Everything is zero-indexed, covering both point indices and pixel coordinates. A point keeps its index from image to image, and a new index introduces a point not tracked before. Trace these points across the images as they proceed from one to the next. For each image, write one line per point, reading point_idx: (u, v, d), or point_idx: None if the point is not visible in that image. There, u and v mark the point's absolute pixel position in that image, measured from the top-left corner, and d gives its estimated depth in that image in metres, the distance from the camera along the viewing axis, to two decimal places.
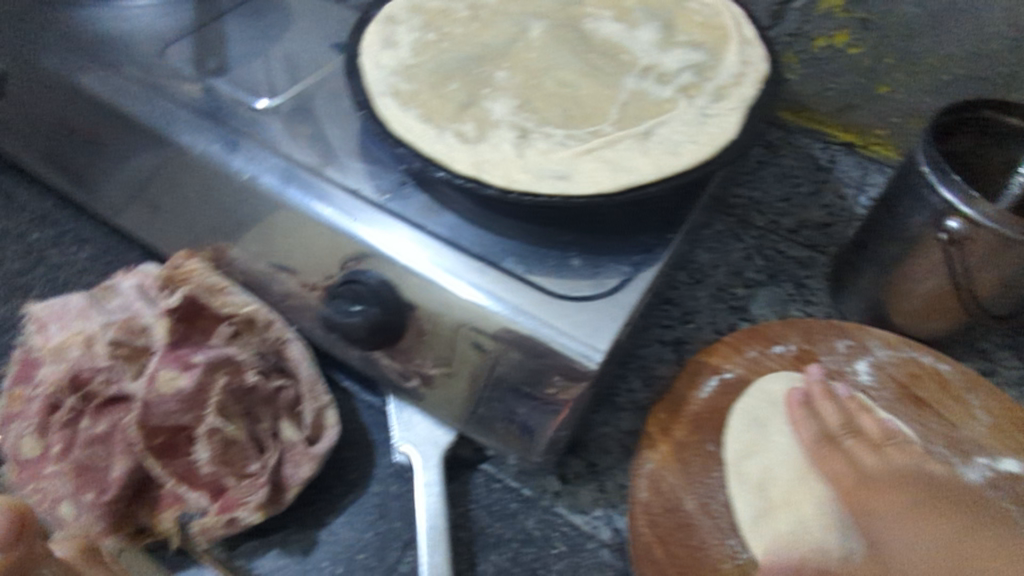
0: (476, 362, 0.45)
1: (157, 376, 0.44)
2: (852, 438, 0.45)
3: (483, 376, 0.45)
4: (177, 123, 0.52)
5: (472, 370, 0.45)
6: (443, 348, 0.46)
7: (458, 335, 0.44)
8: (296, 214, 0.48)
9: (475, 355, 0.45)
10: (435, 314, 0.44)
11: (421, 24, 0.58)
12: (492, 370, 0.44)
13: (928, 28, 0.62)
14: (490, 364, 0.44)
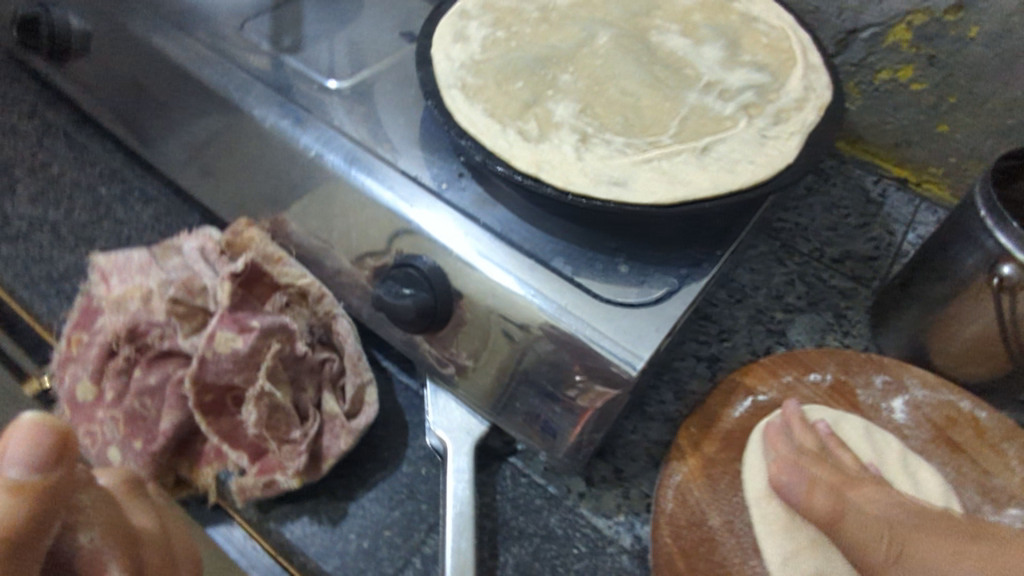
0: (506, 354, 0.46)
1: (215, 336, 0.46)
2: (828, 476, 0.45)
3: (509, 371, 0.47)
4: (249, 95, 0.54)
5: (499, 365, 0.47)
6: (474, 340, 0.47)
7: (489, 326, 0.46)
8: (357, 194, 0.49)
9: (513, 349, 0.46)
10: (482, 305, 0.46)
11: (491, 21, 0.59)
12: (520, 365, 0.46)
13: (997, 71, 0.61)
14: (519, 357, 0.46)
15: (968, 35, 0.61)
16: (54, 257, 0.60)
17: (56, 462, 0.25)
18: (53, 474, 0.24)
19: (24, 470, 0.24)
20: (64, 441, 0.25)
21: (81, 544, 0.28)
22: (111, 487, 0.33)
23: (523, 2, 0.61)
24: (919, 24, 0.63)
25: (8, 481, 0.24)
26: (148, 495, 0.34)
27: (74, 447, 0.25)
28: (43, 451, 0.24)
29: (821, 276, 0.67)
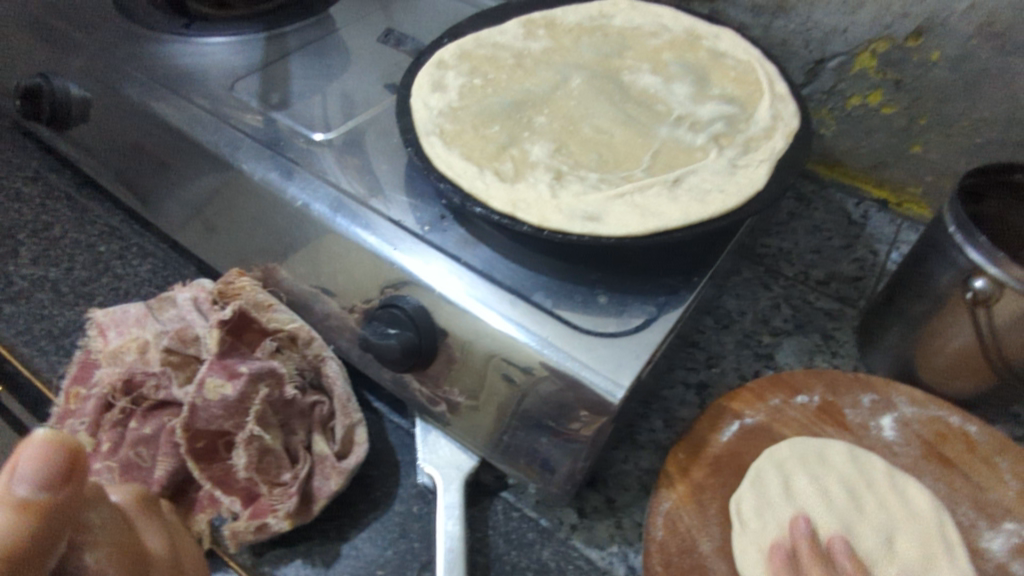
0: (504, 397, 0.47)
1: (205, 382, 0.47)
2: None
3: (508, 412, 0.47)
4: (240, 151, 0.56)
5: (498, 406, 0.48)
6: (471, 381, 0.48)
7: (488, 369, 0.47)
8: (343, 240, 0.51)
9: (504, 387, 0.47)
10: (473, 343, 0.47)
11: (468, 69, 0.61)
12: (519, 405, 0.46)
13: (962, 93, 0.63)
14: (518, 399, 0.46)
15: (931, 59, 0.63)
16: (55, 313, 0.62)
17: (62, 480, 0.25)
18: (60, 492, 0.25)
19: (33, 486, 0.24)
20: (75, 459, 0.25)
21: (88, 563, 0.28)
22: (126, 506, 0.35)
23: (499, 50, 0.64)
24: (883, 51, 0.65)
25: (17, 498, 0.24)
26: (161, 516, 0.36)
27: (82, 464, 0.25)
28: (50, 468, 0.24)
29: (806, 298, 0.68)
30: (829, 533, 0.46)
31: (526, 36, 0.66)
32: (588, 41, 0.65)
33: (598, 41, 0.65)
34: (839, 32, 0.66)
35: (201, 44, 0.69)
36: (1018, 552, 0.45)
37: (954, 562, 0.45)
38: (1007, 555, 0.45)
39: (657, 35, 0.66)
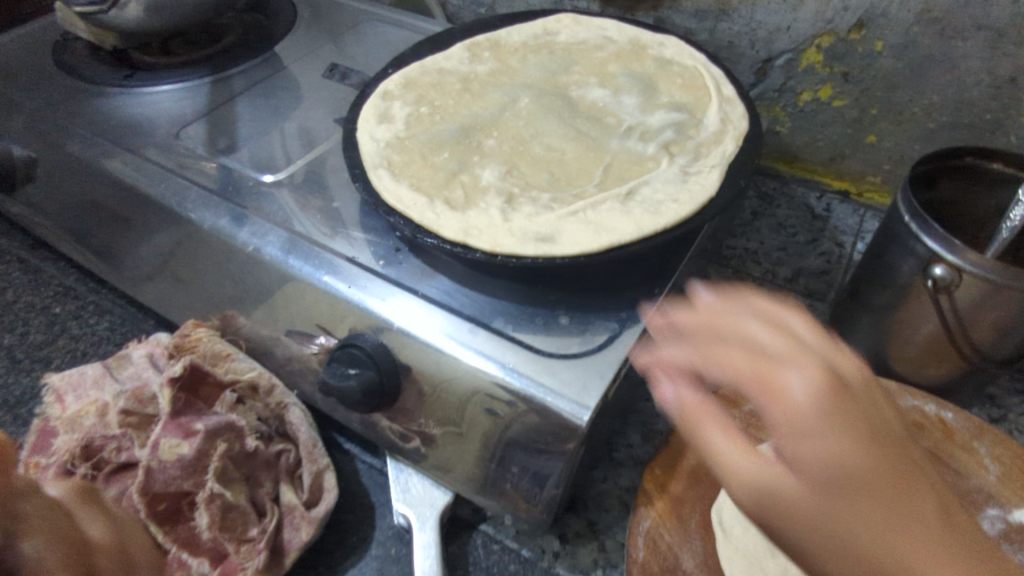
0: (486, 430, 0.45)
1: (160, 444, 0.46)
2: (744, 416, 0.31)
3: (495, 438, 0.45)
4: (188, 200, 0.55)
5: (481, 438, 0.46)
6: (449, 412, 0.47)
7: (468, 405, 0.45)
8: (298, 282, 0.50)
9: (486, 420, 0.45)
10: (453, 381, 0.45)
11: (414, 98, 0.61)
12: (501, 438, 0.45)
13: (909, 81, 0.63)
14: (501, 430, 0.45)
15: (875, 50, 0.63)
16: (11, 381, 0.61)
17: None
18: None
19: None
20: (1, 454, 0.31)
21: (25, 550, 0.30)
22: (63, 496, 0.37)
23: (445, 75, 0.63)
24: (827, 45, 0.65)
25: None
26: (100, 502, 0.39)
27: (10, 459, 0.32)
28: None
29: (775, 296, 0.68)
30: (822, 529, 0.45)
31: (471, 59, 0.65)
32: (533, 59, 0.65)
33: (544, 59, 0.65)
34: (783, 30, 0.66)
35: (146, 94, 0.68)
36: (1002, 538, 0.45)
37: None
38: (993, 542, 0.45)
39: (602, 48, 0.66)
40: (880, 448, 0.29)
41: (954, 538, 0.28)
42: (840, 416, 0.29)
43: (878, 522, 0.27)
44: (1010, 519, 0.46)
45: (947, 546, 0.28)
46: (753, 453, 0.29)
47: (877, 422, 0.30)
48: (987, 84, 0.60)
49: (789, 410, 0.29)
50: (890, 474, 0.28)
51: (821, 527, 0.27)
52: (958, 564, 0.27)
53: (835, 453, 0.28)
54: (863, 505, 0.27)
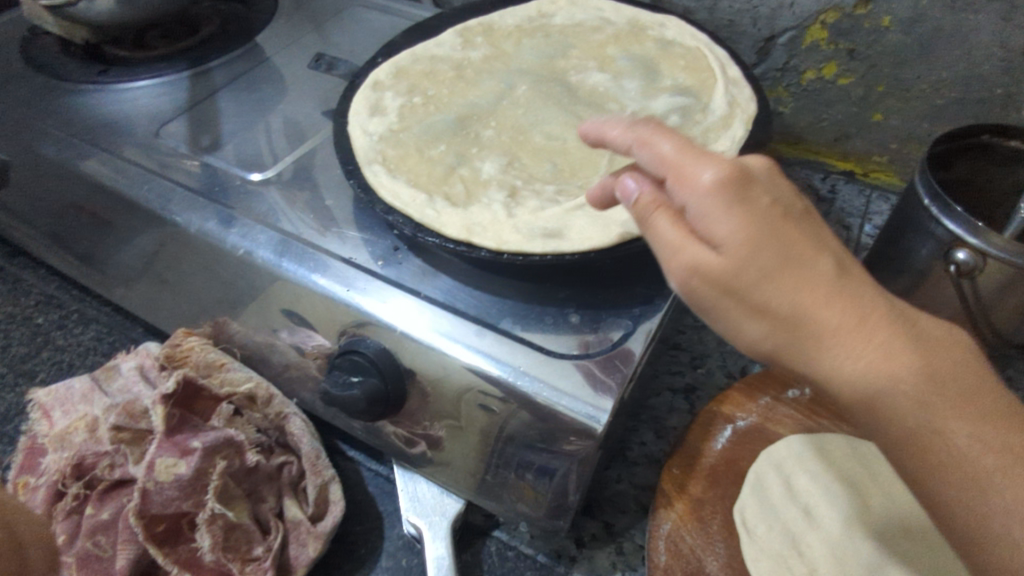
0: (484, 425, 0.44)
1: (155, 463, 0.43)
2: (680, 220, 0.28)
3: (492, 436, 0.44)
4: (172, 203, 0.52)
5: (480, 431, 0.44)
6: (445, 409, 0.45)
7: (463, 400, 0.44)
8: (292, 286, 0.47)
9: (481, 415, 0.44)
10: (446, 377, 0.43)
11: (406, 88, 0.58)
12: (501, 432, 0.43)
13: (917, 57, 0.61)
14: (498, 427, 0.43)
15: (882, 25, 0.61)
16: None
17: None
18: None
19: None
20: None
21: None
22: None
23: (437, 63, 0.60)
24: (832, 21, 0.63)
25: None
26: None
27: None
28: None
29: None
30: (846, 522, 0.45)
31: (464, 46, 0.62)
32: (529, 44, 0.62)
33: (540, 43, 0.62)
34: (785, 7, 0.64)
35: (123, 91, 0.65)
36: None
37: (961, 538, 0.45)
38: None
39: (600, 30, 0.64)
40: (783, 215, 0.27)
41: (859, 288, 0.27)
42: (750, 201, 0.27)
43: (783, 277, 0.26)
44: None
45: (850, 292, 0.27)
46: (684, 235, 0.28)
47: (785, 201, 0.28)
48: (1000, 58, 0.58)
49: (702, 198, 0.27)
50: (792, 235, 0.27)
51: (728, 284, 0.26)
52: (857, 306, 0.26)
53: (741, 218, 0.27)
54: (764, 264, 0.26)
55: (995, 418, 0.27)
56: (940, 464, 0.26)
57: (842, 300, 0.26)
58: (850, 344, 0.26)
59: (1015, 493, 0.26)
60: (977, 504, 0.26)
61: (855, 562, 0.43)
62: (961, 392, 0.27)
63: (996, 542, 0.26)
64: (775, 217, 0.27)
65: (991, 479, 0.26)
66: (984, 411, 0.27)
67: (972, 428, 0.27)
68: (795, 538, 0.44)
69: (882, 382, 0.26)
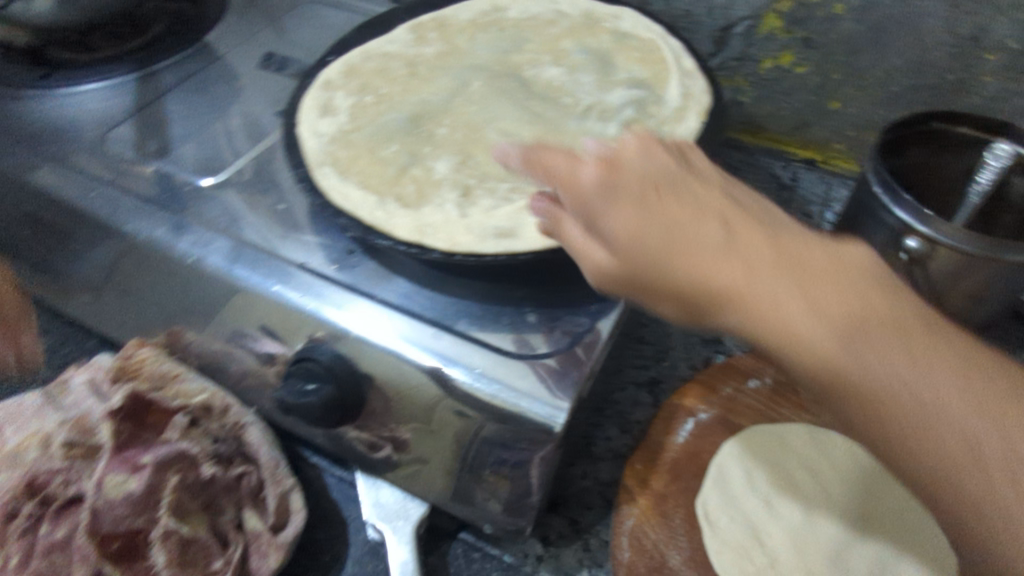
0: (461, 429, 0.43)
1: (105, 482, 0.43)
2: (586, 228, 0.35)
3: (467, 440, 0.43)
4: (120, 211, 0.51)
5: (454, 431, 0.43)
6: (413, 415, 0.44)
7: (435, 409, 0.43)
8: (246, 294, 0.46)
9: (457, 421, 0.43)
10: (416, 389, 0.43)
11: (358, 87, 0.57)
12: (478, 438, 0.43)
13: (870, 44, 0.62)
14: (477, 431, 0.42)
15: (835, 13, 0.61)
16: None
17: None
18: None
19: None
20: None
21: None
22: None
23: (389, 60, 0.59)
24: (787, 10, 0.63)
25: None
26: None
27: None
28: None
29: None
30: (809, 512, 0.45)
31: (416, 42, 0.61)
32: (482, 38, 0.62)
33: (494, 38, 0.61)
34: None
35: (66, 95, 0.63)
36: None
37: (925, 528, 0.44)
38: None
39: (554, 23, 0.63)
40: (659, 195, 0.33)
41: (738, 245, 0.31)
42: (626, 201, 0.33)
43: (676, 259, 0.31)
44: None
45: (737, 252, 0.30)
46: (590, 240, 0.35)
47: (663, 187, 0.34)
48: (949, 44, 0.58)
49: (587, 207, 0.34)
50: (664, 217, 0.32)
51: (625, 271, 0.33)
52: (734, 260, 0.30)
53: (632, 220, 0.33)
54: (656, 249, 0.32)
55: (914, 339, 0.28)
56: (857, 395, 0.28)
57: (719, 262, 0.30)
58: (746, 301, 0.29)
59: (946, 409, 0.27)
60: (904, 427, 0.27)
61: (815, 551, 0.43)
62: (868, 321, 0.28)
63: (942, 460, 0.27)
64: (650, 207, 0.33)
65: (914, 403, 0.27)
66: (903, 335, 0.28)
67: (884, 351, 0.28)
68: (756, 528, 0.45)
69: (785, 328, 0.29)
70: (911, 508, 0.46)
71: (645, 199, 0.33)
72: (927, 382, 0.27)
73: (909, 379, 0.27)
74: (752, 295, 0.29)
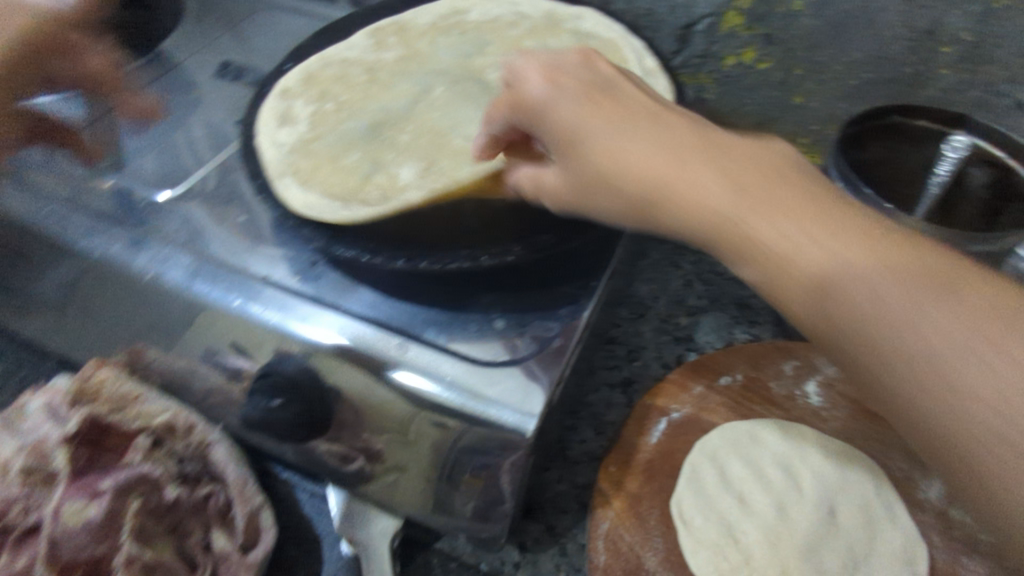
0: (437, 439, 0.42)
1: (63, 510, 0.43)
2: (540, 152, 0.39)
3: (444, 451, 0.42)
4: (74, 228, 0.49)
5: (431, 442, 0.43)
6: (384, 426, 0.44)
7: (412, 420, 0.42)
8: (208, 310, 0.45)
9: (434, 432, 0.42)
10: (391, 408, 0.42)
11: (317, 94, 0.56)
12: (453, 448, 0.42)
13: (829, 39, 0.62)
14: (453, 441, 0.42)
15: (794, 10, 0.62)
16: None
17: None
18: None
19: None
20: None
21: None
22: None
23: (350, 66, 0.59)
24: (747, 8, 0.63)
25: None
26: None
27: None
28: None
29: (717, 270, 0.66)
30: (782, 507, 0.45)
31: (377, 48, 0.61)
32: (444, 42, 0.61)
33: (455, 42, 0.61)
34: None
35: None
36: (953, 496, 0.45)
37: (896, 520, 0.45)
38: (943, 501, 0.45)
39: (516, 25, 0.63)
40: (594, 99, 0.36)
41: (663, 139, 0.34)
42: (564, 107, 0.36)
43: (615, 163, 0.34)
44: None
45: (667, 147, 0.34)
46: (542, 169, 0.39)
47: (599, 93, 0.37)
48: (905, 37, 0.59)
49: (531, 116, 0.37)
50: (597, 118, 0.35)
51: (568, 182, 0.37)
52: (657, 153, 0.34)
53: (567, 128, 0.36)
54: (598, 159, 0.35)
55: (824, 209, 0.31)
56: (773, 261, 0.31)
57: (647, 155, 0.34)
58: (678, 192, 0.33)
59: (853, 268, 0.30)
60: (816, 288, 0.30)
61: (789, 546, 0.43)
62: (779, 198, 0.32)
63: (853, 314, 0.29)
64: (588, 111, 0.35)
65: (827, 265, 0.30)
66: (814, 207, 0.31)
67: (793, 221, 0.31)
68: (731, 526, 0.44)
69: (704, 209, 0.32)
70: (880, 501, 0.46)
71: (580, 102, 0.36)
72: (835, 246, 0.30)
73: (836, 258, 0.30)
74: (682, 190, 0.33)
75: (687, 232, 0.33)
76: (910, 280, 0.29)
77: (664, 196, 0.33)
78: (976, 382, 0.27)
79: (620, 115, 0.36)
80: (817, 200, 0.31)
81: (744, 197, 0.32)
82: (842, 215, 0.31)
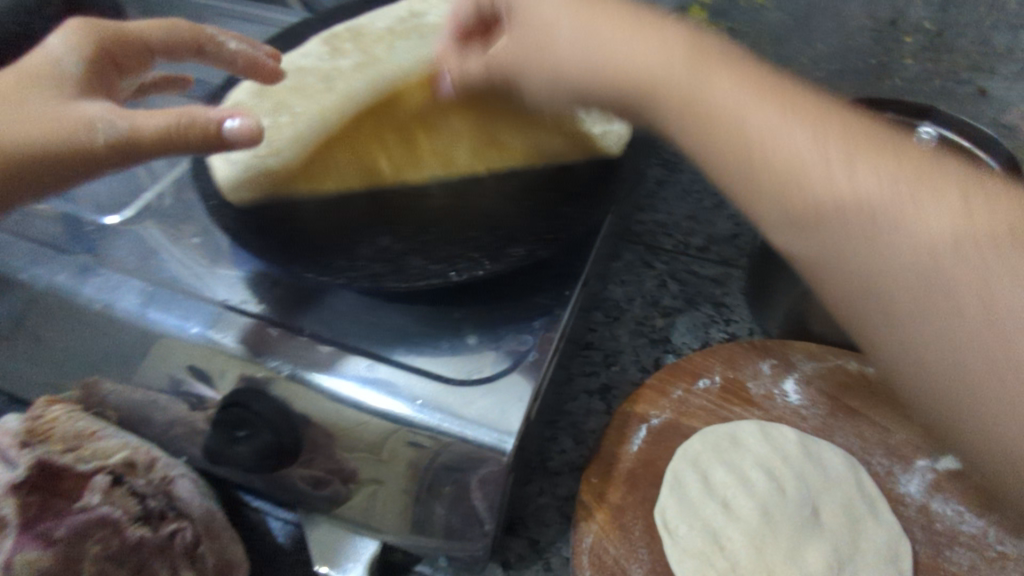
0: (413, 460, 0.41)
1: (15, 562, 0.41)
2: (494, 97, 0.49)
3: (421, 471, 0.41)
4: (15, 258, 0.46)
5: (407, 463, 0.41)
6: (358, 452, 0.42)
7: (388, 441, 0.40)
8: (163, 340, 0.43)
9: (409, 452, 0.41)
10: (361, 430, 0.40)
11: (272, 106, 0.54)
12: (431, 468, 0.40)
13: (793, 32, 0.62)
14: (430, 460, 0.40)
15: None
16: None
17: None
18: None
19: None
20: None
21: None
22: None
23: (305, 75, 0.56)
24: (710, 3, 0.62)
25: None
26: None
27: None
28: None
29: (690, 268, 0.65)
30: (766, 509, 0.44)
31: (333, 54, 0.58)
32: (403, 47, 0.59)
33: (414, 46, 0.59)
34: None
35: None
36: (934, 489, 0.45)
37: (880, 517, 0.44)
38: (924, 494, 0.45)
39: None
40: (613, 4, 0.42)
41: (669, 38, 0.39)
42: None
43: (621, 62, 0.38)
44: (940, 467, 0.46)
45: (651, 38, 0.39)
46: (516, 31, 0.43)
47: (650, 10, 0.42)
48: None
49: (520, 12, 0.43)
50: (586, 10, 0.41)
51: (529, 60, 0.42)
52: (634, 40, 0.39)
53: (549, 24, 0.41)
54: (574, 62, 0.40)
55: (785, 100, 0.34)
56: (711, 118, 0.35)
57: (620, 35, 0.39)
58: (647, 77, 0.38)
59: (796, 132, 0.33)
60: (758, 158, 0.34)
61: (775, 550, 0.42)
62: (743, 87, 0.35)
63: (797, 178, 0.32)
64: (593, 14, 0.41)
65: (776, 134, 0.33)
66: (777, 93, 0.35)
67: (746, 96, 0.35)
68: (715, 532, 0.44)
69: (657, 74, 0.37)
70: (860, 501, 0.45)
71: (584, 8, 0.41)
72: (783, 120, 0.33)
73: (798, 133, 0.33)
74: (643, 64, 0.38)
75: (624, 93, 0.39)
76: (855, 151, 0.32)
77: (644, 83, 0.38)
78: (898, 238, 0.30)
79: (622, 14, 0.41)
80: (792, 96, 0.35)
81: (694, 65, 0.37)
82: (804, 103, 0.34)
